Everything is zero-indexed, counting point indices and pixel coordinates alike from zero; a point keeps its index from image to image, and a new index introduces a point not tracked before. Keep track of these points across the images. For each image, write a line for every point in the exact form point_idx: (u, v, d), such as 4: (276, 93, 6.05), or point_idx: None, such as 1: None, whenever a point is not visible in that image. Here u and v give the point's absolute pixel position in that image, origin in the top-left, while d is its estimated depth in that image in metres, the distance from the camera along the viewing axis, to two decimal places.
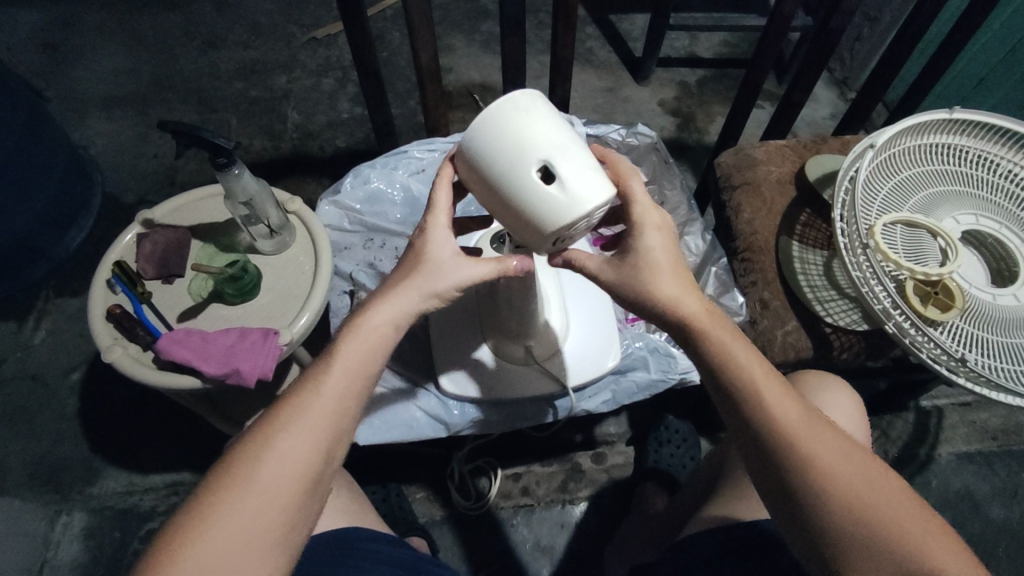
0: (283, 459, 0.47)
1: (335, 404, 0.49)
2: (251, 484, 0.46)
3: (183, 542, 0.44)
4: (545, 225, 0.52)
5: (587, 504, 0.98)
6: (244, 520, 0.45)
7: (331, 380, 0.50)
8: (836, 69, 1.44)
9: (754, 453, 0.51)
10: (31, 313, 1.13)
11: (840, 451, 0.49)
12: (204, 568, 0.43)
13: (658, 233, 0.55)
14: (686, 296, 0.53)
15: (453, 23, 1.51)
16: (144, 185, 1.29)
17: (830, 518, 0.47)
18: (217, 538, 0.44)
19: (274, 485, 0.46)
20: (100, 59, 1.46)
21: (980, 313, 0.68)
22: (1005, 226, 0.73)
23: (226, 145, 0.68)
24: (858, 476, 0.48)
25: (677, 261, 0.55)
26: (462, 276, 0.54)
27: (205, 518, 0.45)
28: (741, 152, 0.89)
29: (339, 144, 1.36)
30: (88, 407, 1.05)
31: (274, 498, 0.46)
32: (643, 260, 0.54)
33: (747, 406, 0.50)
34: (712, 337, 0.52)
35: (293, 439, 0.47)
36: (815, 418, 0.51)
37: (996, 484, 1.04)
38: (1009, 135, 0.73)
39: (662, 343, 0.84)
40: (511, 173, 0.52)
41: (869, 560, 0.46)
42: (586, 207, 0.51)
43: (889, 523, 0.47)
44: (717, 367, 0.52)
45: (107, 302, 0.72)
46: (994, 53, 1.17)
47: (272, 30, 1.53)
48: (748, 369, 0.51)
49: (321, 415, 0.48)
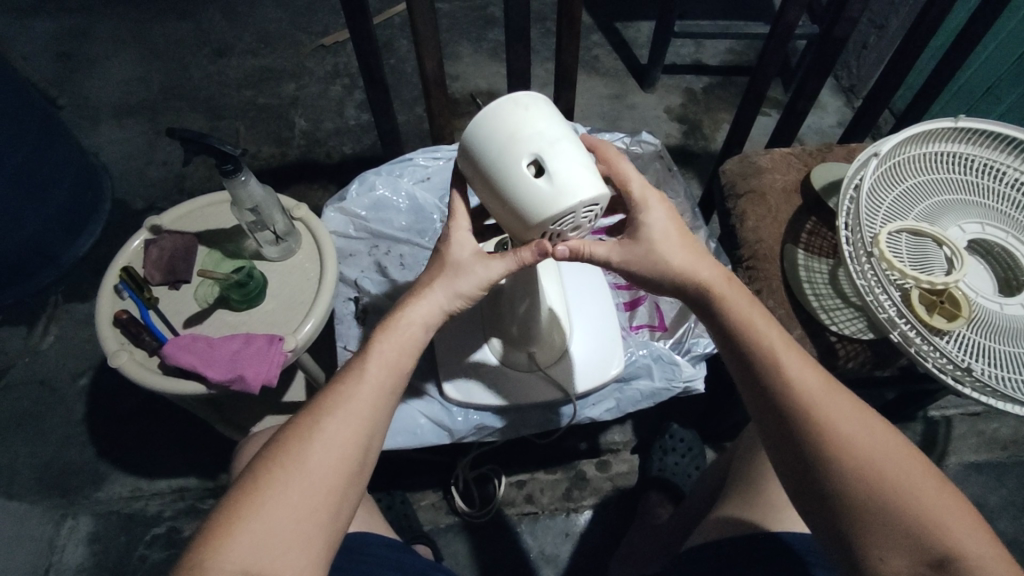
0: (323, 451, 0.48)
1: (371, 399, 0.52)
2: (299, 467, 0.48)
3: (233, 521, 0.45)
4: (531, 217, 0.53)
5: (591, 512, 0.98)
6: (294, 500, 0.47)
7: (368, 376, 0.52)
8: (842, 78, 1.44)
9: (772, 425, 0.52)
10: (41, 317, 1.14)
11: (865, 427, 0.49)
12: (257, 544, 0.45)
13: (660, 210, 0.57)
14: (698, 264, 0.57)
15: (460, 31, 1.52)
16: (153, 191, 1.30)
17: (847, 489, 0.48)
18: (256, 530, 0.45)
19: (315, 478, 0.48)
20: (111, 67, 1.48)
21: (986, 322, 0.67)
22: (1011, 235, 0.72)
23: (232, 152, 0.69)
24: (881, 450, 0.48)
25: (681, 235, 0.57)
26: (485, 275, 0.57)
27: (254, 503, 0.46)
28: (745, 160, 0.89)
29: (346, 151, 1.37)
30: (95, 411, 1.06)
31: (315, 490, 0.47)
32: (655, 235, 0.57)
33: (769, 375, 0.52)
34: (730, 306, 0.55)
35: (332, 433, 0.49)
36: (838, 388, 0.51)
37: (1006, 496, 1.02)
38: (1013, 144, 0.73)
39: (666, 350, 0.83)
40: (502, 166, 0.53)
41: (890, 538, 0.46)
42: (569, 201, 0.51)
43: (911, 498, 0.46)
44: (739, 333, 0.54)
45: (114, 308, 0.73)
46: (1001, 61, 1.17)
47: (281, 38, 1.54)
48: (766, 336, 0.53)
49: (362, 408, 0.51)
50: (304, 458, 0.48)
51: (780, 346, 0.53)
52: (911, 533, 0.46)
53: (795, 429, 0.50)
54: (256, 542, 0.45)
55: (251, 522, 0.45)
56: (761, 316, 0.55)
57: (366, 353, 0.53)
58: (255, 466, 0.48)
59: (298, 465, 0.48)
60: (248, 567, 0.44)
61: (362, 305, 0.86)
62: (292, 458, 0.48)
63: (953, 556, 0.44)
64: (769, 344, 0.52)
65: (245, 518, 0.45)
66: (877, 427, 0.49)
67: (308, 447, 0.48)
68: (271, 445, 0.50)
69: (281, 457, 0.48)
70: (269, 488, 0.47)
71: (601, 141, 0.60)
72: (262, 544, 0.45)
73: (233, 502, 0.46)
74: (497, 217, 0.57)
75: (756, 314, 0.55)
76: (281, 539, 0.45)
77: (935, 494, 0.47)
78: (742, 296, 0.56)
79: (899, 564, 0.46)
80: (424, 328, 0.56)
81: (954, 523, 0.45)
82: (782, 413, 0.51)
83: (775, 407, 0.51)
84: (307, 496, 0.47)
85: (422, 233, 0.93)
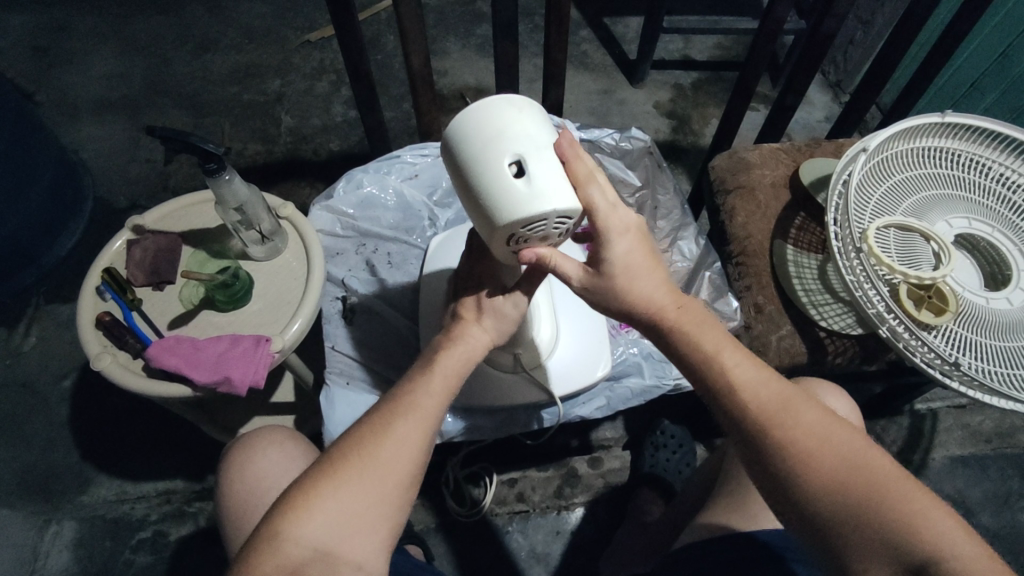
0: (392, 451, 0.48)
1: (439, 405, 0.52)
2: (353, 480, 0.47)
3: (283, 532, 0.45)
4: (499, 217, 0.51)
5: (583, 509, 0.98)
6: (341, 512, 0.46)
7: (435, 386, 0.52)
8: (830, 73, 1.45)
9: (741, 441, 0.51)
10: (23, 318, 1.12)
11: (826, 434, 0.49)
12: (308, 553, 0.45)
13: (625, 240, 0.53)
14: (652, 292, 0.54)
15: (447, 26, 1.50)
16: (136, 190, 1.28)
17: (819, 502, 0.47)
18: (329, 516, 0.46)
19: (385, 476, 0.48)
20: (92, 63, 1.45)
21: (972, 316, 0.68)
22: (997, 229, 0.73)
23: (216, 151, 0.67)
24: (846, 459, 0.48)
25: (645, 263, 0.54)
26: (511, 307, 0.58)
27: (305, 515, 0.46)
28: (735, 156, 0.88)
29: (333, 148, 1.36)
30: (79, 414, 1.04)
31: (385, 486, 0.48)
32: (615, 270, 0.53)
33: (720, 390, 0.51)
34: (683, 329, 0.53)
35: (402, 435, 0.49)
36: (802, 396, 0.51)
37: (989, 487, 1.04)
38: (999, 139, 0.73)
39: (656, 349, 0.84)
40: (485, 162, 0.52)
41: (871, 551, 0.45)
42: (541, 205, 0.50)
43: (878, 500, 0.46)
44: (689, 355, 0.53)
45: (95, 310, 0.72)
46: (985, 57, 1.18)
47: (265, 34, 1.52)
48: (717, 354, 0.52)
49: (419, 429, 0.50)
50: (377, 455, 0.48)
51: (732, 359, 0.52)
52: (885, 538, 0.45)
53: (757, 443, 0.49)
54: (331, 525, 0.46)
55: (321, 510, 0.46)
56: (718, 335, 0.53)
57: (433, 363, 0.54)
58: (301, 481, 0.48)
59: (372, 461, 0.48)
60: (319, 547, 0.45)
61: (349, 304, 0.84)
62: (366, 453, 0.48)
63: (930, 561, 0.43)
64: (721, 363, 0.51)
65: (298, 528, 0.45)
66: (840, 430, 0.49)
67: (380, 444, 0.48)
68: (320, 461, 0.49)
69: (356, 448, 0.48)
70: (341, 479, 0.47)
71: (574, 160, 0.52)
72: (332, 528, 0.46)
73: (304, 488, 0.47)
74: (471, 217, 0.55)
75: (701, 332, 0.53)
76: (351, 529, 0.46)
77: (904, 492, 0.46)
78: (697, 321, 0.54)
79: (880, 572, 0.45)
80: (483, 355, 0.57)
81: (930, 523, 0.45)
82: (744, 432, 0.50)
83: (740, 425, 0.50)
84: (374, 489, 0.47)
85: (411, 233, 0.92)
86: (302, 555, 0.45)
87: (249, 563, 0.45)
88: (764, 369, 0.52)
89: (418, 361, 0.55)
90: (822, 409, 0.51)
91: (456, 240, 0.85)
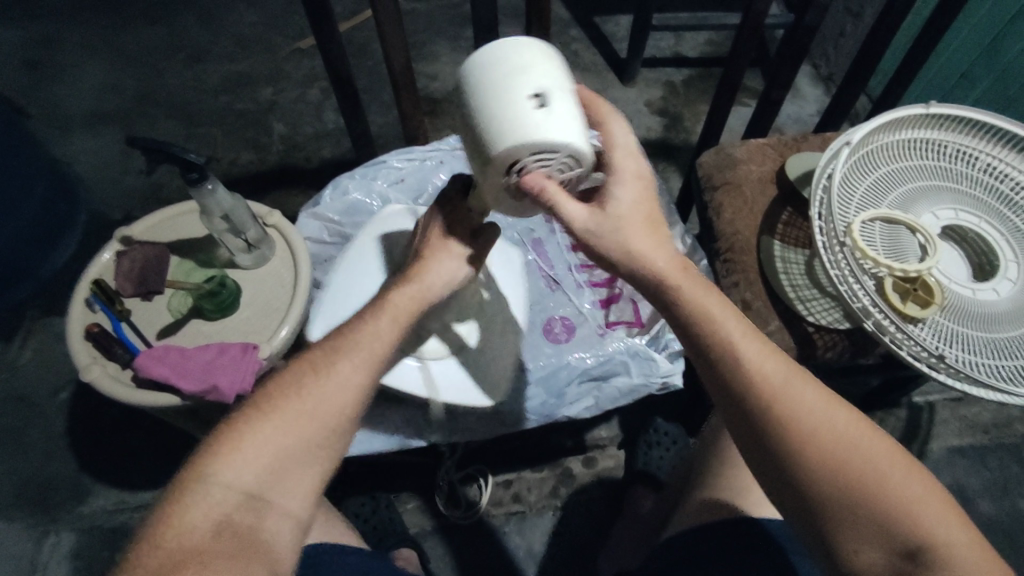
0: (321, 400, 0.49)
1: (381, 348, 0.53)
2: (283, 418, 0.48)
3: (209, 471, 0.46)
4: (508, 143, 0.50)
5: (578, 508, 0.98)
6: (271, 451, 0.47)
7: (381, 327, 0.54)
8: (821, 65, 1.44)
9: (738, 418, 0.50)
10: (19, 332, 1.13)
11: (832, 416, 0.48)
12: (235, 491, 0.46)
13: (632, 186, 0.53)
14: (656, 251, 0.51)
15: (437, 29, 1.51)
16: (130, 202, 1.29)
17: (817, 487, 0.47)
18: (260, 455, 0.47)
19: (319, 406, 0.49)
20: (85, 76, 1.46)
21: (959, 307, 0.68)
22: (984, 220, 0.73)
23: (197, 160, 0.68)
24: (847, 442, 0.47)
25: (650, 214, 0.53)
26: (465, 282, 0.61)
27: (232, 455, 0.47)
28: (722, 152, 0.88)
29: (325, 155, 1.36)
30: (77, 425, 1.05)
31: (318, 427, 0.49)
32: (622, 210, 0.52)
33: (722, 364, 0.49)
34: (686, 296, 0.51)
35: (336, 381, 0.50)
36: (803, 376, 0.49)
37: (988, 479, 1.03)
38: (985, 128, 0.73)
39: (642, 346, 0.82)
40: (506, 90, 0.51)
41: (865, 535, 0.46)
42: (548, 135, 0.50)
43: (880, 489, 0.46)
44: (695, 327, 0.50)
45: (85, 321, 0.72)
46: (975, 45, 1.17)
47: (257, 43, 1.53)
48: (724, 326, 0.50)
49: (354, 372, 0.51)
50: (312, 396, 0.49)
51: (740, 334, 0.50)
52: (883, 526, 0.46)
53: (760, 426, 0.48)
54: (264, 465, 0.47)
55: (251, 448, 0.47)
56: (720, 302, 0.51)
57: (378, 311, 0.54)
58: (232, 422, 0.49)
59: (308, 401, 0.49)
60: (248, 489, 0.46)
61: None
62: (303, 391, 0.49)
63: (924, 548, 0.45)
64: (728, 336, 0.49)
65: (224, 468, 0.46)
66: (836, 410, 0.48)
67: (319, 376, 0.50)
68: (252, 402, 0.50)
69: (291, 378, 0.50)
70: (276, 417, 0.48)
71: (593, 102, 0.56)
72: (263, 471, 0.47)
73: (236, 427, 0.48)
74: (474, 151, 0.54)
75: (708, 301, 0.50)
76: (279, 470, 0.47)
77: (905, 480, 0.46)
78: (700, 287, 0.51)
79: (873, 558, 0.46)
80: (442, 294, 0.59)
81: (927, 515, 0.45)
82: (747, 409, 0.48)
83: (739, 406, 0.49)
84: (307, 433, 0.49)
85: None
86: (228, 497, 0.46)
87: (176, 501, 0.45)
88: (767, 343, 0.50)
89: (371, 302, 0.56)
90: (823, 390, 0.49)
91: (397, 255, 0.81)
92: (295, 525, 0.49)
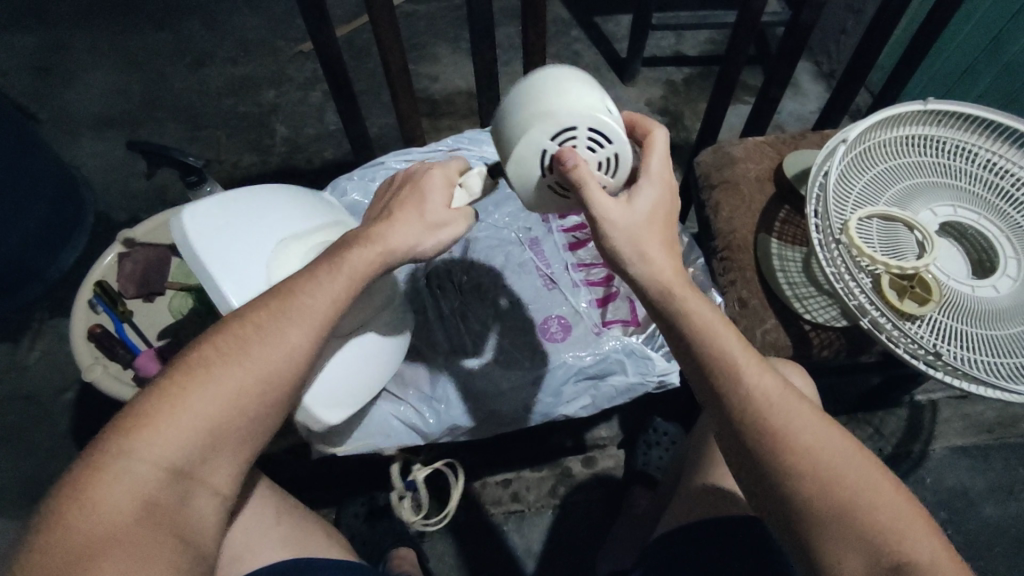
0: (251, 374, 0.49)
1: (316, 321, 0.52)
2: (210, 392, 0.47)
3: (130, 445, 0.45)
4: (578, 117, 0.55)
5: (576, 507, 0.98)
6: (197, 426, 0.47)
7: (318, 296, 0.52)
8: (823, 63, 1.44)
9: (733, 438, 0.50)
10: (27, 333, 1.15)
11: (825, 437, 0.48)
12: (157, 468, 0.45)
13: (651, 192, 0.53)
14: (662, 264, 0.51)
15: (438, 31, 1.51)
16: (136, 204, 1.30)
17: (807, 506, 0.47)
18: (185, 430, 0.46)
19: (255, 378, 0.49)
20: (92, 80, 1.48)
21: (957, 304, 0.67)
22: (983, 216, 0.72)
23: (196, 163, 0.69)
24: (839, 465, 0.48)
25: (667, 224, 0.53)
26: (434, 247, 0.56)
27: (155, 430, 0.46)
28: (719, 150, 0.88)
29: (327, 157, 1.37)
30: (83, 425, 1.06)
31: (249, 403, 0.49)
32: (644, 211, 0.52)
33: (723, 384, 0.49)
34: (691, 311, 0.50)
35: (265, 351, 0.50)
36: (800, 398, 0.50)
37: (990, 478, 1.02)
38: (986, 124, 0.72)
39: (638, 345, 0.82)
40: (580, 85, 0.58)
41: (851, 548, 0.47)
42: (611, 126, 0.56)
43: (865, 510, 0.47)
44: (692, 343, 0.50)
45: (88, 322, 0.74)
46: (978, 42, 1.16)
47: (261, 46, 1.54)
48: (726, 346, 0.49)
49: (285, 344, 0.50)
50: (241, 371, 0.49)
51: (741, 354, 0.49)
52: (868, 541, 0.47)
53: (757, 448, 0.48)
54: (189, 440, 0.46)
55: (176, 423, 0.46)
56: (721, 320, 0.50)
57: (314, 280, 0.53)
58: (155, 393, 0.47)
59: (238, 376, 0.49)
60: (172, 466, 0.46)
61: None
62: (232, 363, 0.49)
63: (903, 562, 0.47)
64: (731, 358, 0.49)
65: (146, 443, 0.45)
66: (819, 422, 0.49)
67: (256, 344, 0.50)
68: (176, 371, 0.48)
69: (226, 347, 0.49)
70: (203, 390, 0.47)
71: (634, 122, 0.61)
72: (187, 447, 0.46)
73: (159, 399, 0.47)
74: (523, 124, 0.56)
75: (714, 324, 0.50)
76: (206, 446, 0.47)
77: (889, 501, 0.48)
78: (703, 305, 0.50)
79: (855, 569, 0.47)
80: (405, 256, 0.56)
81: (907, 532, 0.47)
82: (744, 430, 0.48)
83: (738, 429, 0.49)
84: (236, 408, 0.48)
85: None
86: (150, 473, 0.45)
87: (92, 476, 0.44)
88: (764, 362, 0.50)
89: (316, 265, 0.54)
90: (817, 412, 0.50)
91: (303, 249, 0.63)
92: (222, 499, 0.49)
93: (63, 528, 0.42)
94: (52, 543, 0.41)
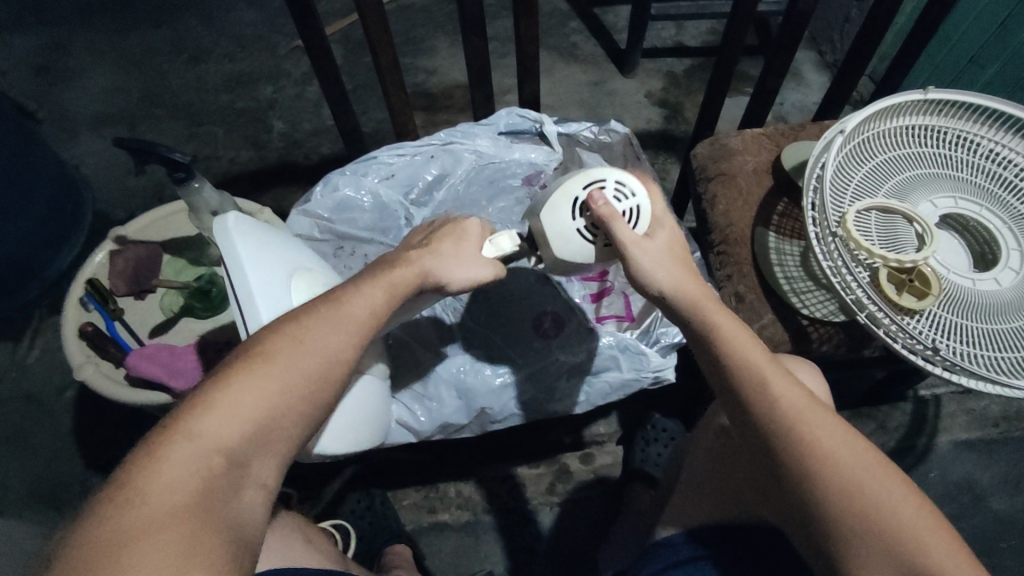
0: (301, 364, 0.50)
1: (361, 324, 0.54)
2: (264, 377, 0.48)
3: (186, 426, 0.44)
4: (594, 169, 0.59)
5: (574, 505, 0.98)
6: (252, 408, 0.47)
7: (368, 302, 0.55)
8: (826, 52, 1.41)
9: (758, 445, 0.53)
10: (27, 331, 1.16)
11: (848, 445, 0.50)
12: (211, 449, 0.44)
13: (666, 227, 0.58)
14: (687, 281, 0.56)
15: (435, 23, 1.50)
16: (135, 201, 1.31)
17: (830, 510, 0.49)
18: (239, 413, 0.46)
19: (306, 371, 0.50)
20: (90, 78, 1.48)
21: (957, 298, 0.66)
22: (985, 207, 0.70)
23: (183, 159, 0.69)
24: (858, 473, 0.49)
25: (683, 254, 0.58)
26: (464, 282, 0.58)
27: (212, 411, 0.45)
28: (717, 143, 0.86)
29: (325, 152, 1.37)
30: (83, 423, 1.07)
31: (298, 393, 0.49)
32: (664, 242, 0.57)
33: (750, 391, 0.52)
34: (717, 326, 0.54)
35: (317, 343, 0.51)
36: (822, 407, 0.52)
37: (996, 472, 1.01)
38: (987, 113, 0.70)
39: (632, 341, 0.80)
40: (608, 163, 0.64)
41: (877, 557, 0.48)
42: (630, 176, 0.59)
43: (890, 520, 0.48)
44: (721, 352, 0.53)
45: (78, 321, 0.73)
46: (984, 29, 1.14)
47: (257, 41, 1.53)
48: (750, 355, 0.53)
49: (335, 342, 0.52)
50: (294, 361, 0.50)
51: (769, 366, 0.53)
52: (892, 548, 0.47)
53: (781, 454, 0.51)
54: (243, 422, 0.46)
55: (230, 405, 0.46)
56: (748, 335, 0.54)
57: (358, 291, 0.55)
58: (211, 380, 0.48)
59: (287, 363, 0.49)
60: (225, 447, 0.45)
61: None
62: (285, 355, 0.50)
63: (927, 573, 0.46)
64: (757, 369, 0.52)
65: (203, 423, 0.45)
66: (843, 431, 0.51)
67: (307, 342, 0.51)
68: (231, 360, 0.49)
69: (278, 343, 0.50)
70: (258, 376, 0.48)
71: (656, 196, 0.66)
72: (239, 429, 0.46)
73: (217, 384, 0.47)
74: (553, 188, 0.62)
75: (739, 339, 0.53)
76: (257, 431, 0.47)
77: (915, 511, 0.48)
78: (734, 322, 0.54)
79: None
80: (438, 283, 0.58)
81: (934, 548, 0.47)
82: (768, 435, 0.51)
83: (761, 434, 0.52)
84: (286, 396, 0.49)
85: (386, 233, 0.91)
86: (206, 454, 0.44)
87: (149, 455, 0.43)
88: (789, 374, 0.53)
89: (353, 282, 0.56)
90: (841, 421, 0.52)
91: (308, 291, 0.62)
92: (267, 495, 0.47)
93: (118, 506, 0.40)
94: (104, 518, 0.39)
